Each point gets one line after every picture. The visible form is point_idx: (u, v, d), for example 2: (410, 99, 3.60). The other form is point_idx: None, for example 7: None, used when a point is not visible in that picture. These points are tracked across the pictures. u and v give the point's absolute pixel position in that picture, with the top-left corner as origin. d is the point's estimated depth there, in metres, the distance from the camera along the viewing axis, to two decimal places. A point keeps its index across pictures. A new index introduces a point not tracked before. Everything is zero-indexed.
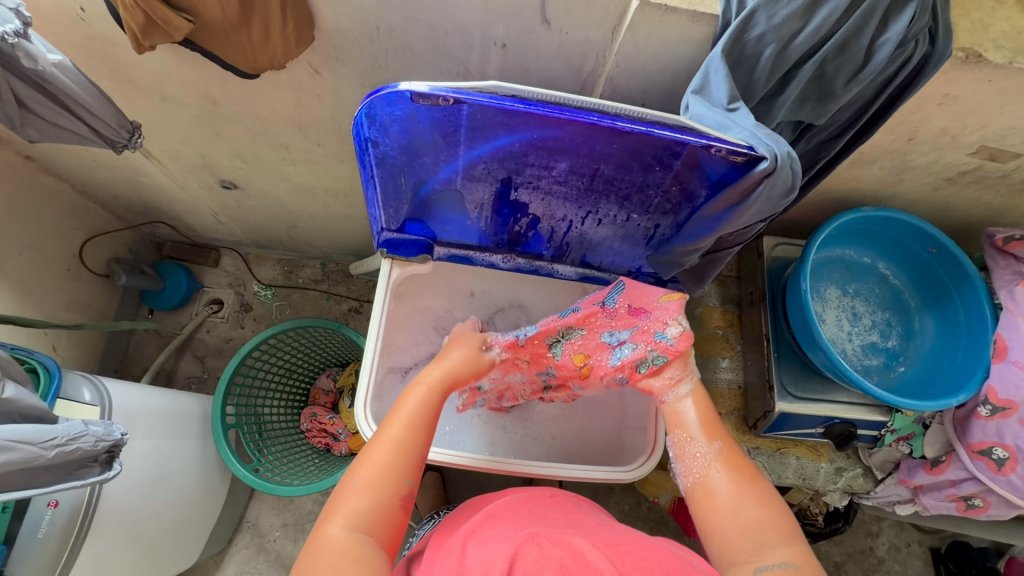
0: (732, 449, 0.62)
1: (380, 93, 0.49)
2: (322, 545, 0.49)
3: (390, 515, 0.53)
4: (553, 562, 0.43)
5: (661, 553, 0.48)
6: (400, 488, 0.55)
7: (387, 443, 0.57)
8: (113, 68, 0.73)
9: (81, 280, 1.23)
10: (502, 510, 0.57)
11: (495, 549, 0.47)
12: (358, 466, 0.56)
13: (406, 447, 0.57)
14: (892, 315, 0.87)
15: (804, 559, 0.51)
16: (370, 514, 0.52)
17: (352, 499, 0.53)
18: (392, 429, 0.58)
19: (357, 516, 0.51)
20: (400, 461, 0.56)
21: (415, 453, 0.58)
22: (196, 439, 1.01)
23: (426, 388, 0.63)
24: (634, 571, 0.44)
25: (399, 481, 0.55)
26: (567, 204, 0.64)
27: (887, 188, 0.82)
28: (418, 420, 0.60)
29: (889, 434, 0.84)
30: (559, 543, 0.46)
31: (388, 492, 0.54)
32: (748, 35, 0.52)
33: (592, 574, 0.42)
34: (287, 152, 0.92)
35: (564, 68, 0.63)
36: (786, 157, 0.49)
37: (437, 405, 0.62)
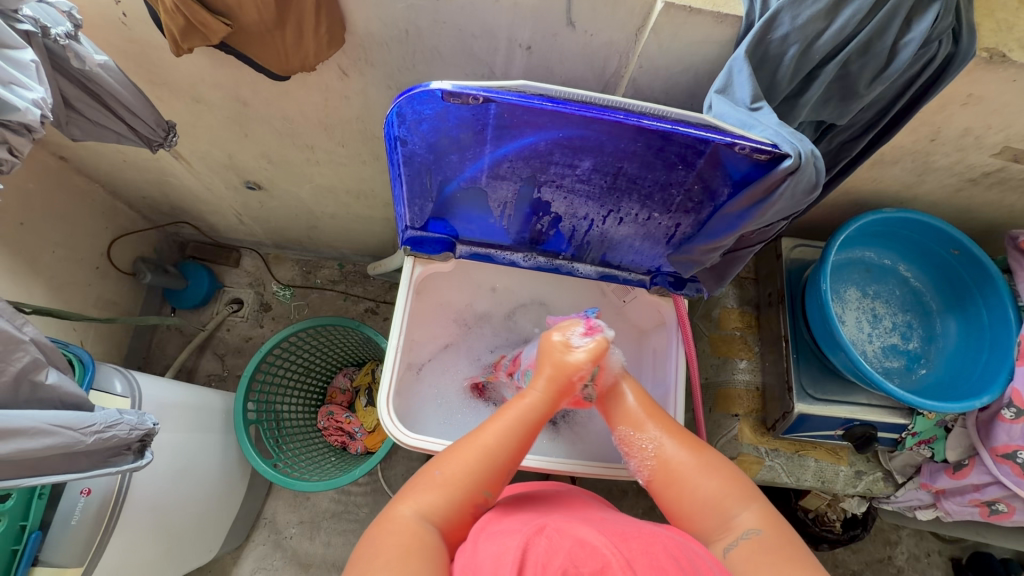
0: (670, 424, 0.63)
1: (411, 92, 0.50)
2: (390, 524, 0.50)
3: (461, 519, 0.53)
4: (561, 554, 0.43)
5: (665, 538, 0.49)
6: (477, 495, 0.54)
7: (478, 447, 0.56)
8: (149, 70, 0.75)
9: (109, 277, 1.26)
10: (510, 503, 0.57)
11: (504, 540, 0.47)
12: (443, 460, 0.56)
13: (494, 453, 0.56)
14: (912, 318, 0.86)
15: (765, 519, 0.54)
16: (443, 511, 0.52)
17: (423, 489, 0.53)
18: (482, 436, 0.57)
19: (429, 508, 0.52)
20: (488, 468, 0.55)
21: (506, 463, 0.57)
22: (217, 433, 1.03)
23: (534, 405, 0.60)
24: (641, 558, 0.44)
25: (479, 488, 0.54)
26: (589, 203, 0.65)
27: (908, 190, 0.82)
28: (512, 439, 0.57)
29: (910, 437, 0.84)
30: (568, 534, 0.46)
31: (464, 496, 0.54)
32: (771, 36, 0.53)
33: (599, 561, 0.43)
34: (312, 153, 0.94)
35: (587, 70, 0.64)
36: (809, 155, 0.50)
37: (536, 421, 0.59)
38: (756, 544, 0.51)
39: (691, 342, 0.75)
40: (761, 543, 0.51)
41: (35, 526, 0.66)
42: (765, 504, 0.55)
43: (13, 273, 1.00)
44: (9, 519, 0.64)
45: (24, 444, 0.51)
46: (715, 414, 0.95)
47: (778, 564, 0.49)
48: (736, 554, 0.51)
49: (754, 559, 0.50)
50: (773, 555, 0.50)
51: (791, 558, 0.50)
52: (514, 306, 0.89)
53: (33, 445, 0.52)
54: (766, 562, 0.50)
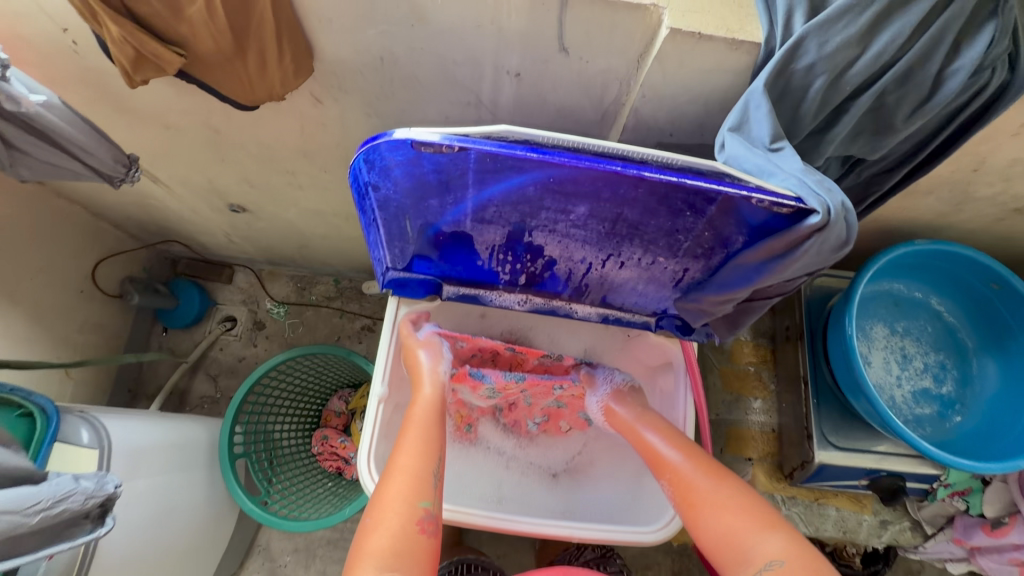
0: (697, 456, 0.60)
1: (377, 139, 0.44)
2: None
3: (415, 546, 0.50)
4: None
5: None
6: (416, 512, 0.52)
7: (394, 476, 0.54)
8: (111, 98, 0.70)
9: (95, 301, 1.22)
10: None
11: None
12: (371, 505, 0.53)
13: (415, 469, 0.55)
14: (946, 357, 0.78)
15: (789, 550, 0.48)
16: (394, 548, 0.49)
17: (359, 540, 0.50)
18: (397, 462, 0.56)
19: (382, 554, 0.48)
20: (413, 487, 0.53)
21: (420, 473, 0.55)
22: (203, 469, 0.99)
23: (429, 408, 0.61)
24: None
25: (410, 504, 0.52)
26: (587, 247, 0.58)
27: (943, 219, 0.74)
28: (428, 437, 0.58)
29: (942, 488, 0.77)
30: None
31: (400, 522, 0.51)
32: (795, 66, 0.46)
33: None
34: (294, 178, 0.88)
35: (584, 99, 0.57)
36: (840, 208, 0.42)
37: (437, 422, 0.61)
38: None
39: (702, 393, 0.71)
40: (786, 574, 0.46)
41: None
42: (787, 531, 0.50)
43: None
44: None
45: None
46: (726, 455, 0.88)
47: None
48: None
49: None
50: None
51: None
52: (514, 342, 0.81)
53: None
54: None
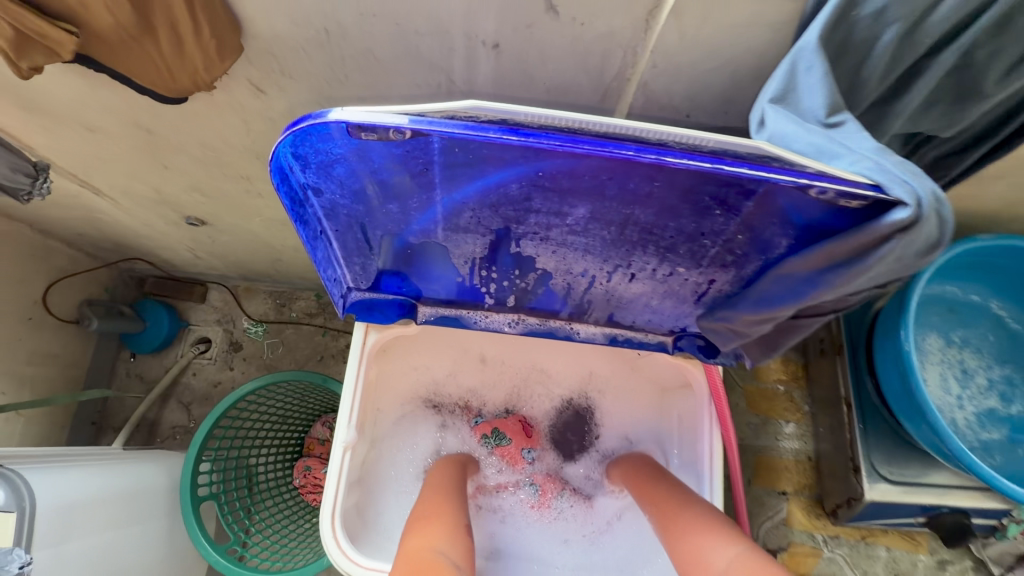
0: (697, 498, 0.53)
1: (303, 125, 0.33)
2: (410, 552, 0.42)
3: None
4: None
5: None
6: (452, 549, 0.46)
7: (428, 506, 0.52)
8: (17, 95, 0.59)
9: (48, 327, 1.11)
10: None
11: None
12: (403, 541, 0.47)
13: (452, 494, 0.55)
14: (1014, 372, 0.66)
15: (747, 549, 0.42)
16: (430, 572, 0.42)
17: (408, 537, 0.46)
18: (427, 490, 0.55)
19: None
20: (448, 522, 0.49)
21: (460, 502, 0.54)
22: (162, 517, 0.87)
23: (453, 467, 0.61)
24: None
25: (458, 520, 0.50)
26: (588, 258, 0.47)
27: (1009, 209, 0.62)
28: (456, 484, 0.57)
29: (1014, 525, 0.66)
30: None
31: (438, 551, 0.44)
32: (858, 12, 0.34)
33: None
34: (250, 184, 0.77)
35: (580, 73, 0.46)
36: (933, 198, 0.31)
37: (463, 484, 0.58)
38: None
39: (731, 427, 0.61)
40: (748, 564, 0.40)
41: None
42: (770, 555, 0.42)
43: None
44: None
45: None
46: (755, 488, 0.75)
47: None
48: None
49: None
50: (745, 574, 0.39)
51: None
52: (515, 384, 0.71)
53: None
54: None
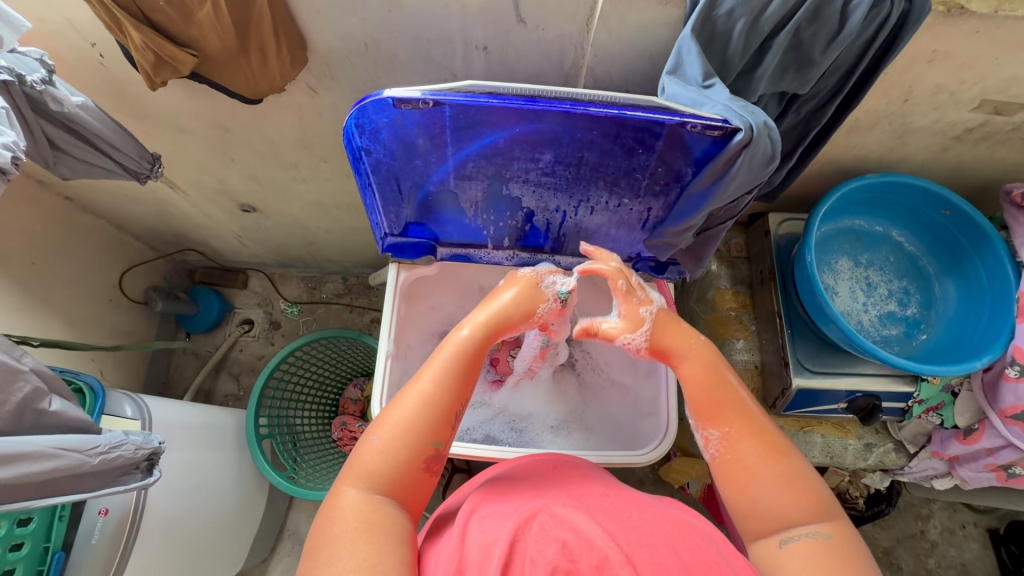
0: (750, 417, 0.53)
1: (364, 102, 0.52)
2: (337, 507, 0.46)
3: (414, 477, 0.50)
4: (555, 543, 0.38)
5: (669, 525, 0.42)
6: (425, 449, 0.51)
7: (413, 399, 0.52)
8: (131, 105, 0.79)
9: (122, 308, 1.31)
10: (501, 484, 0.51)
11: (493, 530, 0.41)
12: (378, 422, 0.52)
13: (434, 404, 0.52)
14: (909, 283, 0.84)
15: (837, 530, 0.47)
16: (391, 474, 0.49)
17: (358, 457, 0.49)
18: (418, 387, 0.53)
19: (376, 476, 0.49)
20: (426, 422, 0.51)
21: (443, 410, 0.52)
22: (232, 449, 1.07)
23: (459, 353, 0.55)
24: (640, 550, 0.38)
25: (422, 443, 0.51)
26: (558, 195, 0.66)
27: (892, 153, 0.80)
28: (456, 374, 0.54)
29: (917, 405, 0.82)
30: (563, 519, 0.40)
31: (407, 453, 0.50)
32: (717, 12, 0.53)
33: (596, 554, 0.37)
34: (297, 171, 0.96)
35: (546, 64, 0.65)
36: (762, 126, 0.50)
37: (472, 366, 0.56)
38: (821, 546, 0.45)
39: None
40: (826, 549, 0.45)
41: (58, 547, 0.69)
42: (841, 516, 0.48)
43: (28, 310, 1.04)
44: (33, 542, 0.67)
45: (30, 467, 0.54)
46: None
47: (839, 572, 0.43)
48: (794, 550, 0.46)
49: (814, 565, 0.44)
50: (830, 567, 0.44)
51: (852, 574, 0.43)
52: None
53: (38, 469, 0.55)
54: (822, 566, 0.44)
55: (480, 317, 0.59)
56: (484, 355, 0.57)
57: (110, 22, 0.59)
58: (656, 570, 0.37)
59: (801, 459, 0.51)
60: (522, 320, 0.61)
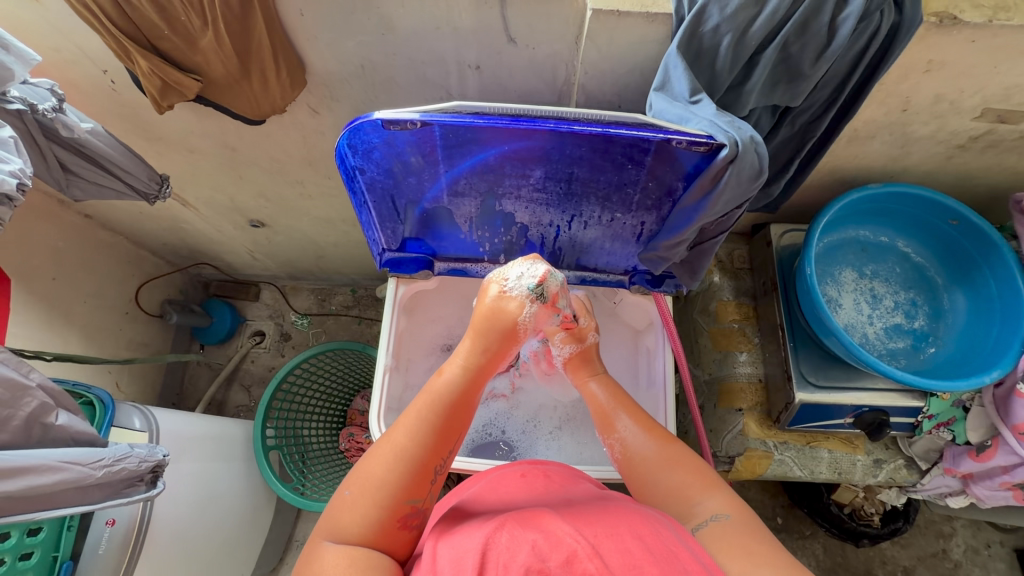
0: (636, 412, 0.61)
1: (355, 124, 0.53)
2: (313, 561, 0.44)
3: (393, 531, 0.46)
4: (525, 545, 0.37)
5: (631, 517, 0.42)
6: (404, 505, 0.47)
7: (389, 448, 0.50)
8: (143, 128, 0.82)
9: (138, 321, 1.35)
10: (470, 503, 0.50)
11: (464, 542, 0.40)
12: (350, 477, 0.49)
13: (409, 458, 0.49)
14: (916, 294, 0.82)
15: (733, 505, 0.49)
16: (367, 529, 0.45)
17: (331, 512, 0.47)
18: (393, 438, 0.51)
19: (351, 529, 0.45)
20: (402, 474, 0.48)
21: (421, 464, 0.50)
22: (240, 461, 1.08)
23: (437, 395, 0.54)
24: (607, 542, 0.38)
25: (399, 500, 0.47)
26: (551, 210, 0.66)
27: (895, 163, 0.79)
28: (431, 419, 0.52)
29: (927, 420, 0.80)
30: (531, 524, 0.40)
31: (384, 508, 0.46)
32: (703, 29, 0.53)
33: (564, 551, 0.37)
34: (303, 187, 0.99)
35: (539, 82, 0.66)
36: (748, 140, 0.50)
37: (450, 408, 0.54)
38: (725, 526, 0.47)
39: (678, 341, 0.76)
40: (731, 527, 0.47)
41: (65, 557, 0.70)
42: (732, 491, 0.51)
43: (48, 324, 1.08)
44: (41, 551, 0.69)
45: (37, 480, 0.56)
46: (719, 409, 0.92)
47: (745, 543, 0.45)
48: (704, 535, 0.47)
49: (722, 541, 0.46)
50: (741, 538, 0.46)
51: (754, 538, 0.46)
52: None
53: (44, 481, 0.56)
54: (738, 544, 0.45)
55: (460, 358, 0.58)
56: (466, 404, 0.55)
57: (118, 51, 0.62)
58: (624, 559, 0.37)
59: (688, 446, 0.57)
60: (502, 335, 0.59)
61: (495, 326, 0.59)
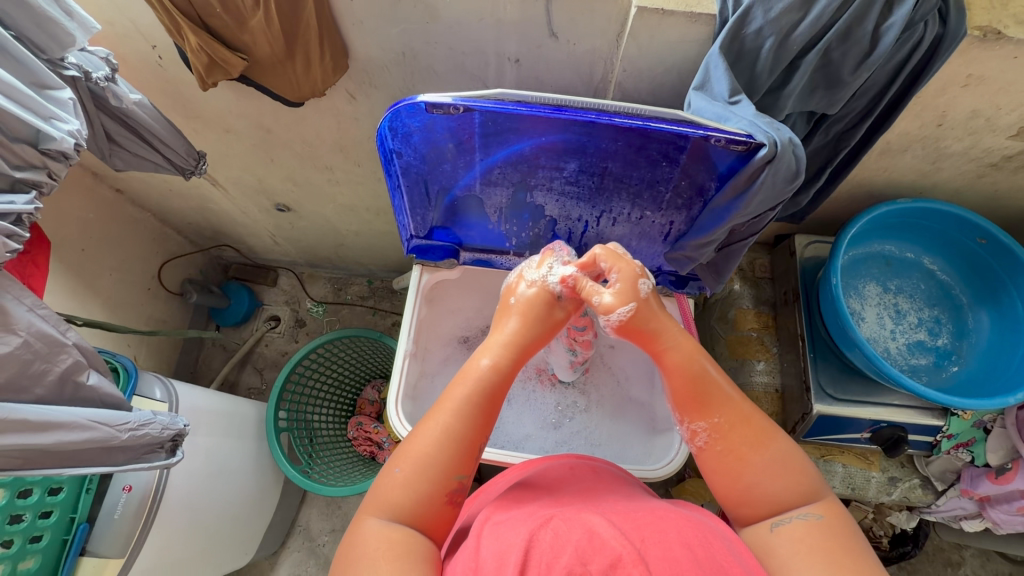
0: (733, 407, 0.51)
1: (398, 106, 0.54)
2: (358, 535, 0.45)
3: (437, 512, 0.47)
4: (569, 547, 0.37)
5: (680, 523, 0.42)
6: (450, 484, 0.47)
7: (435, 427, 0.49)
8: (184, 105, 0.84)
9: (159, 298, 1.37)
10: (518, 490, 0.50)
11: (507, 533, 0.41)
12: (398, 454, 0.49)
13: (457, 437, 0.48)
14: (940, 312, 0.82)
15: (829, 512, 0.47)
16: (415, 509, 0.46)
17: (381, 489, 0.47)
18: (439, 417, 0.49)
19: (400, 508, 0.46)
20: (448, 455, 0.48)
21: (468, 441, 0.49)
22: (252, 440, 1.09)
23: (473, 378, 0.51)
24: (654, 548, 0.38)
25: (445, 477, 0.47)
26: (581, 204, 0.67)
27: (925, 179, 0.79)
28: (474, 405, 0.50)
29: (946, 440, 0.79)
30: (576, 524, 0.40)
31: (429, 488, 0.46)
32: (746, 30, 0.54)
33: (609, 555, 0.37)
34: (331, 173, 1.00)
35: (576, 77, 0.67)
36: (787, 142, 0.50)
37: (492, 393, 0.51)
38: (814, 529, 0.45)
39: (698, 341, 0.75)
40: (824, 532, 0.45)
41: (82, 519, 0.72)
42: (827, 493, 0.48)
43: (75, 294, 1.10)
44: (60, 511, 0.71)
45: (65, 436, 0.57)
46: None
47: (832, 555, 0.43)
48: (788, 533, 0.45)
49: (806, 545, 0.44)
50: (831, 548, 0.43)
51: (852, 553, 0.43)
52: None
53: (72, 438, 0.58)
54: (822, 548, 0.43)
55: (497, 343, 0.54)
56: (508, 389, 0.53)
57: (170, 27, 0.64)
58: (670, 566, 0.37)
59: (788, 440, 0.50)
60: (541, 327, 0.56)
61: (538, 317, 0.56)
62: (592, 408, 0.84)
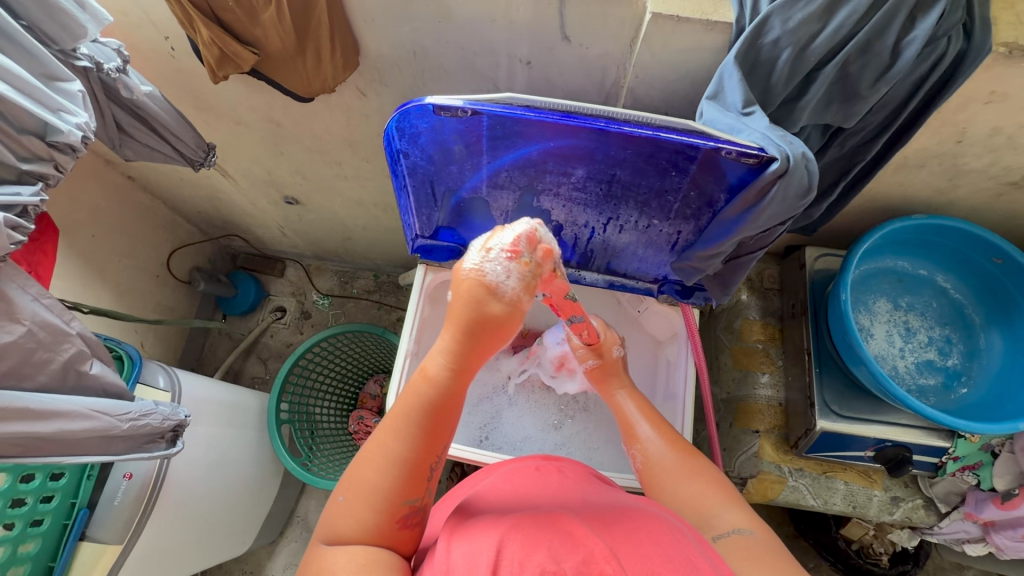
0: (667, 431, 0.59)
1: (407, 107, 0.53)
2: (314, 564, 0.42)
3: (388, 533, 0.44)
4: (542, 546, 0.37)
5: (650, 523, 0.42)
6: (399, 505, 0.44)
7: (379, 449, 0.46)
8: (195, 96, 0.84)
9: (167, 285, 1.39)
10: (486, 497, 0.50)
11: (478, 538, 0.40)
12: (344, 481, 0.47)
13: (403, 456, 0.46)
14: (951, 332, 0.80)
15: (755, 523, 0.46)
16: (364, 532, 0.43)
17: (328, 517, 0.45)
18: (383, 440, 0.47)
19: (348, 532, 0.43)
20: (395, 475, 0.45)
21: (412, 464, 0.46)
22: (253, 430, 1.10)
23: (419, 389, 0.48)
24: (626, 546, 0.37)
25: (395, 500, 0.44)
26: (588, 210, 0.66)
27: (942, 195, 0.77)
28: (420, 415, 0.47)
29: (951, 462, 0.78)
30: (548, 524, 0.40)
31: (377, 511, 0.44)
32: (763, 40, 0.53)
33: (580, 552, 0.36)
34: (340, 168, 1.00)
35: (587, 82, 0.66)
36: (800, 157, 0.49)
37: (439, 402, 0.48)
38: (746, 541, 0.44)
39: (702, 354, 0.75)
40: (753, 542, 0.44)
41: (83, 504, 0.73)
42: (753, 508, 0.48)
43: (84, 279, 1.12)
44: (62, 496, 0.72)
45: (68, 425, 0.58)
46: (735, 429, 0.92)
47: (767, 561, 0.42)
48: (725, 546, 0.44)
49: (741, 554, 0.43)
50: (762, 552, 0.43)
51: (782, 559, 0.42)
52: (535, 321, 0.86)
53: (73, 427, 0.58)
54: (752, 552, 0.43)
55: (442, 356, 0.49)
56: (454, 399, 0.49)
57: (183, 19, 0.64)
58: (642, 563, 0.36)
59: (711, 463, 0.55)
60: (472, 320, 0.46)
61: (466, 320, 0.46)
62: (591, 412, 0.83)
